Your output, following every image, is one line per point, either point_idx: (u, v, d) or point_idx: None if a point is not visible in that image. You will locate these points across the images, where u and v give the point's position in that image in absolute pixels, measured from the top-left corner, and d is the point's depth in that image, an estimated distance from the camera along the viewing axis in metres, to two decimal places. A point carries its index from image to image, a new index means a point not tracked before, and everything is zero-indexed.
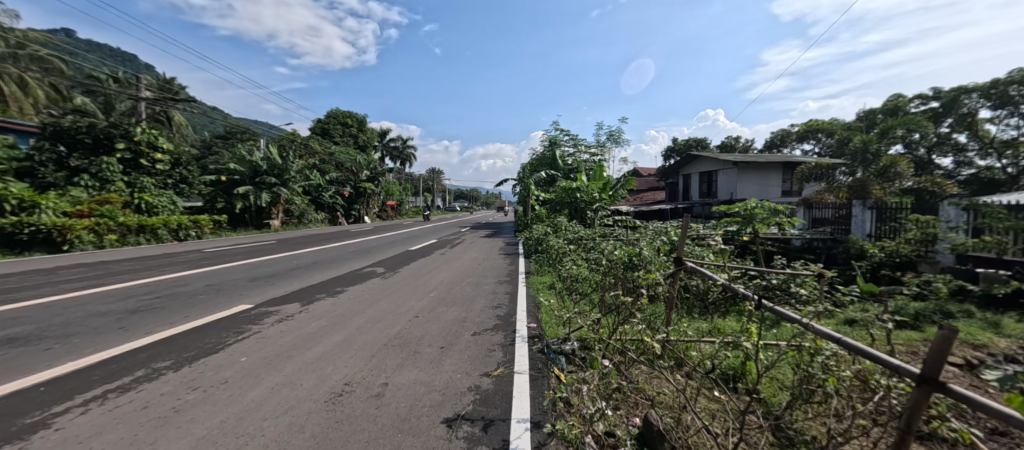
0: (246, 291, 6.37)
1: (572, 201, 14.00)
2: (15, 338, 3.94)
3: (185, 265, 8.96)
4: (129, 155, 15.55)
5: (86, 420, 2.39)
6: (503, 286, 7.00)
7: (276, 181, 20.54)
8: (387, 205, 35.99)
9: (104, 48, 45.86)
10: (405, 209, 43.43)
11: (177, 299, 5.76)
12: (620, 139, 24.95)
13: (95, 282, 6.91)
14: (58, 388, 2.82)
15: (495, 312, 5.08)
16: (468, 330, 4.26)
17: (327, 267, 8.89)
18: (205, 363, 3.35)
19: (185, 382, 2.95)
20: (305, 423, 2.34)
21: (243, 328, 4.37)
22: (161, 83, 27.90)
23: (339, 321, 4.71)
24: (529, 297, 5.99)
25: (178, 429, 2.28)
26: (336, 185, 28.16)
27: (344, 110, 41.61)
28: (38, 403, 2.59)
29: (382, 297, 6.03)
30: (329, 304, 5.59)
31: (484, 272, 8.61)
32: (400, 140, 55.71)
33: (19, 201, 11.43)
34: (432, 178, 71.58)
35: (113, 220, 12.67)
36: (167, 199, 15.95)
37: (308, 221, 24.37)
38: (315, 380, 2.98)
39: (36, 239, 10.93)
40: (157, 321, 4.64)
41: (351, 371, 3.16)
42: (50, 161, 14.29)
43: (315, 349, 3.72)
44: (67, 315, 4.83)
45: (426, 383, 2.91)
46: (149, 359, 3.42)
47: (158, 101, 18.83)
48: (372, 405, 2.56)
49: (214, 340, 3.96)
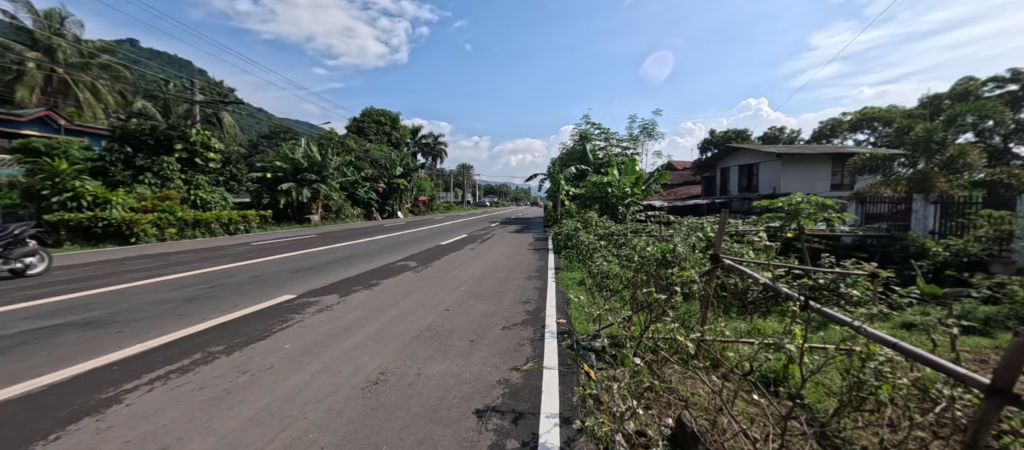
0: (289, 282, 6.73)
1: (603, 196, 13.73)
2: (90, 321, 4.37)
3: (235, 257, 9.58)
4: (186, 155, 16.76)
5: (151, 397, 2.61)
6: (532, 281, 7.00)
7: (315, 178, 21.46)
8: (418, 201, 36.90)
9: (162, 55, 49.56)
10: (437, 204, 44.33)
11: (228, 288, 6.18)
12: (653, 132, 24.23)
13: (156, 272, 7.51)
14: (127, 368, 3.09)
15: (524, 307, 5.10)
16: (497, 325, 4.29)
17: (363, 261, 9.23)
18: (251, 349, 3.56)
19: (237, 366, 3.16)
20: (342, 408, 2.44)
21: (287, 317, 4.63)
22: (212, 87, 29.82)
23: (374, 312, 4.90)
24: (558, 293, 5.93)
25: (229, 409, 2.44)
26: (371, 181, 29.27)
27: (376, 108, 42.79)
28: (111, 381, 2.86)
29: (414, 291, 6.20)
30: (364, 296, 5.81)
31: (513, 266, 8.67)
32: (432, 137, 56.70)
33: (94, 197, 12.66)
34: (462, 174, 72.66)
35: (173, 215, 13.77)
36: (219, 195, 17.22)
37: (345, 216, 25.40)
38: (351, 368, 3.11)
39: (108, 232, 12.08)
40: (211, 308, 5.00)
41: (387, 360, 3.28)
42: (119, 161, 15.56)
43: (351, 339, 3.87)
44: (133, 301, 5.29)
45: (456, 375, 2.96)
46: (204, 343, 3.68)
47: (210, 103, 20.08)
48: (404, 394, 2.64)
49: (261, 327, 4.21)
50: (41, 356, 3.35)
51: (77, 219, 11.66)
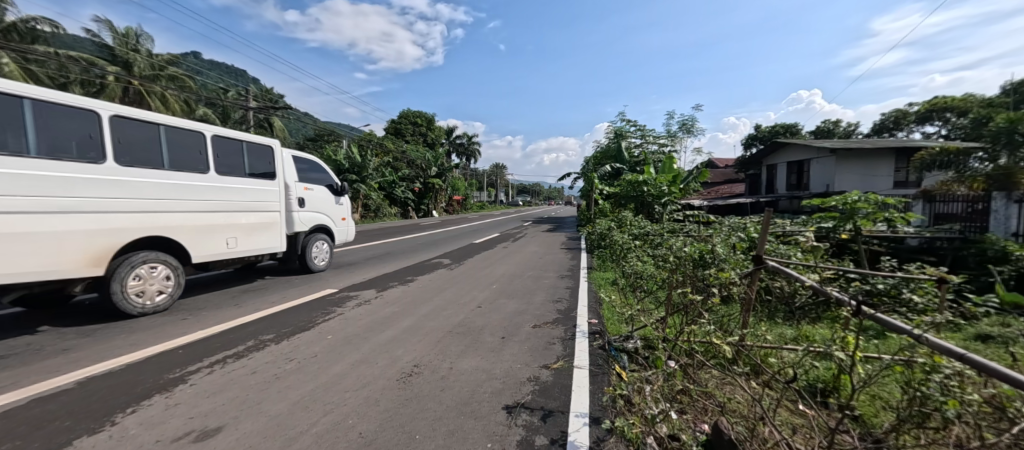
0: (331, 277, 7.08)
1: (638, 195, 13.43)
2: (161, 309, 4.82)
3: None
4: None
5: (211, 378, 2.85)
6: (564, 280, 6.97)
7: (356, 178, 22.40)
8: (453, 200, 37.62)
9: (220, 65, 53.44)
10: (470, 204, 44.96)
11: (277, 281, 6.61)
12: (693, 128, 23.36)
13: None
14: (191, 351, 3.39)
15: (555, 306, 5.09)
16: (529, 323, 4.31)
17: (400, 258, 9.55)
18: (297, 338, 3.79)
19: (284, 353, 3.39)
20: (380, 397, 2.56)
21: (329, 310, 4.89)
22: (264, 93, 31.83)
23: (410, 307, 5.06)
24: (590, 293, 5.86)
25: (278, 393, 2.62)
26: (407, 181, 30.17)
27: (413, 110, 44.00)
28: (178, 362, 3.16)
29: (448, 287, 6.35)
30: (400, 291, 6.03)
31: (545, 266, 8.65)
32: (466, 137, 57.61)
33: None
34: (495, 174, 73.29)
35: None
36: None
37: (382, 215, 26.33)
38: (387, 360, 3.24)
39: None
40: (262, 300, 5.37)
41: (421, 353, 3.39)
42: None
43: (388, 332, 4.03)
44: (196, 291, 5.78)
45: (487, 370, 3.01)
46: (256, 332, 3.97)
47: (262, 109, 21.43)
48: (437, 386, 2.72)
49: (306, 319, 4.48)
50: (120, 338, 3.74)
51: None
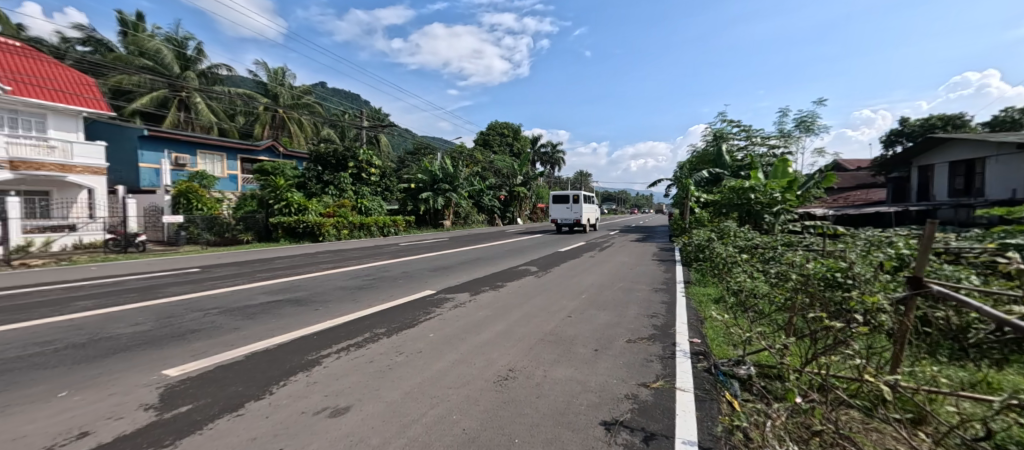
0: (430, 279, 7.67)
1: (743, 202, 11.92)
2: (299, 299, 5.74)
3: (388, 255, 11.40)
4: (355, 171, 20.61)
5: (339, 363, 3.29)
6: (658, 294, 6.56)
7: (448, 187, 24.07)
8: (537, 208, 38.02)
9: (341, 91, 62.12)
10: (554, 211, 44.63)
11: (385, 281, 7.40)
12: (812, 126, 20.35)
13: (336, 264, 9.44)
14: (323, 338, 3.97)
15: (651, 321, 4.81)
16: (622, 336, 4.15)
17: (490, 263, 9.96)
18: (404, 334, 4.18)
19: (395, 347, 3.75)
20: (479, 398, 2.67)
21: (430, 309, 5.31)
22: (374, 114, 36.07)
23: (501, 312, 5.23)
24: (690, 310, 5.41)
25: (391, 382, 2.91)
26: (494, 190, 31.41)
27: (501, 121, 45.73)
28: (313, 346, 3.71)
29: (537, 294, 6.43)
30: (492, 296, 6.28)
31: (636, 277, 8.24)
32: (551, 145, 57.93)
33: (297, 205, 16.54)
34: (580, 181, 72.36)
35: (345, 220, 17.33)
36: (376, 203, 20.70)
37: (471, 221, 27.77)
38: (484, 362, 3.38)
39: (305, 231, 15.96)
40: (374, 296, 6.05)
41: (516, 358, 3.46)
42: (313, 177, 19.90)
43: (483, 334, 4.22)
44: (323, 286, 6.74)
45: (581, 382, 2.96)
46: (372, 325, 4.48)
47: (372, 128, 24.19)
48: (533, 393, 2.76)
49: (411, 316, 4.92)
50: (271, 322, 4.53)
51: (287, 222, 15.84)
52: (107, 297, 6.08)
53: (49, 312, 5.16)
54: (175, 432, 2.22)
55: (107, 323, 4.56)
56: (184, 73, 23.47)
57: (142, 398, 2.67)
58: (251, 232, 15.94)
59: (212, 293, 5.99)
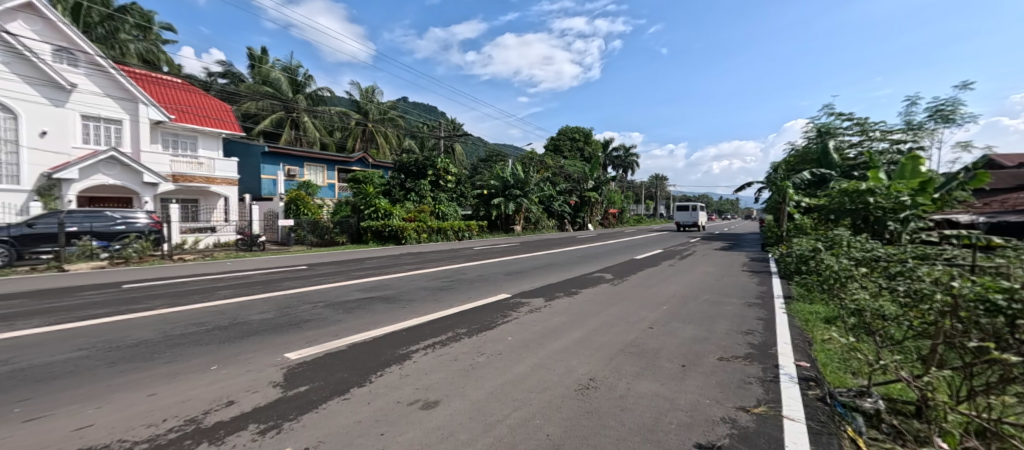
0: (505, 282, 7.84)
1: (860, 207, 10.30)
2: (388, 297, 6.24)
3: (464, 259, 11.92)
4: (434, 178, 21.91)
5: (426, 359, 3.50)
6: (752, 309, 5.93)
7: (519, 193, 24.49)
8: (608, 213, 36.99)
9: (421, 103, 66.70)
10: (627, 217, 43.05)
11: (463, 283, 7.74)
12: (951, 115, 16.97)
13: (417, 266, 10.11)
14: (410, 334, 4.27)
15: (745, 338, 4.37)
16: (712, 353, 3.83)
17: (563, 269, 9.89)
18: (484, 335, 4.33)
19: (476, 347, 3.89)
20: (561, 405, 2.65)
21: (507, 313, 5.42)
22: (451, 125, 38.18)
23: (577, 319, 5.15)
24: (794, 330, 4.80)
25: (475, 381, 3.02)
26: (564, 195, 31.29)
27: (572, 126, 45.46)
28: (402, 341, 4.01)
29: (615, 303, 6.22)
30: (567, 302, 6.22)
31: (724, 289, 7.56)
32: (624, 149, 56.01)
33: (383, 210, 18.05)
34: (655, 185, 68.87)
35: (424, 224, 18.56)
36: (452, 208, 21.81)
37: (541, 227, 27.91)
38: (564, 369, 3.35)
39: (390, 234, 17.45)
40: (453, 297, 6.37)
41: (596, 368, 3.38)
42: (397, 185, 21.56)
43: (561, 340, 4.20)
44: (407, 286, 7.24)
45: (668, 398, 2.79)
46: (453, 325, 4.70)
47: (449, 137, 25.51)
48: (616, 405, 2.66)
49: (489, 319, 5.07)
50: (366, 317, 4.99)
51: (375, 225, 17.43)
52: (238, 288, 7.22)
53: (199, 299, 6.27)
54: (297, 409, 2.56)
55: (238, 310, 5.40)
56: (296, 96, 27.11)
57: (270, 376, 3.12)
58: (345, 235, 17.64)
59: (316, 290, 6.76)
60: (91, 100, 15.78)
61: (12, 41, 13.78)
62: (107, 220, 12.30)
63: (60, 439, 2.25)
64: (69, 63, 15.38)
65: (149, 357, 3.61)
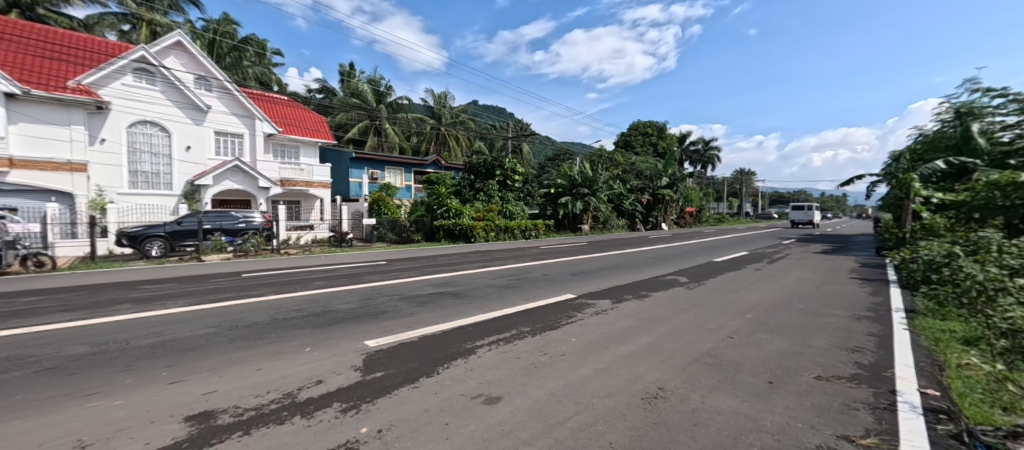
0: (571, 282, 7.71)
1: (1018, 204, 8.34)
2: (456, 293, 6.47)
3: (530, 257, 11.98)
4: (502, 178, 22.34)
5: (490, 355, 3.55)
6: (861, 322, 5.11)
7: (587, 191, 24.00)
8: (685, 212, 34.61)
9: (492, 105, 68.53)
10: (706, 216, 39.91)
11: (528, 281, 7.76)
12: None
13: (485, 264, 10.37)
14: (475, 330, 4.36)
15: (850, 356, 3.78)
16: (807, 371, 3.36)
17: (633, 271, 9.46)
18: (548, 335, 4.28)
19: (539, 346, 3.85)
20: (625, 412, 2.51)
21: (572, 313, 5.32)
22: (519, 125, 38.65)
23: (646, 324, 4.88)
24: (919, 350, 4.02)
25: (538, 381, 2.99)
26: (635, 193, 30.03)
27: (644, 121, 43.44)
28: (467, 336, 4.11)
29: (690, 308, 5.77)
30: (637, 305, 5.92)
31: (825, 299, 6.62)
32: (703, 142, 52.11)
33: (454, 209, 18.84)
34: (739, 181, 62.97)
35: (492, 223, 19.04)
36: (519, 208, 22.08)
37: (611, 226, 26.98)
38: (630, 375, 3.18)
39: (460, 233, 18.20)
40: (518, 296, 6.41)
41: (666, 377, 3.15)
42: (466, 185, 22.32)
43: (629, 345, 4.00)
44: (474, 283, 7.44)
45: (751, 417, 2.50)
46: (517, 323, 4.71)
47: (516, 137, 25.76)
48: (688, 419, 2.45)
49: (554, 318, 5.00)
50: (436, 311, 5.22)
51: (447, 224, 18.27)
52: (329, 280, 8.04)
53: (298, 288, 7.09)
54: (373, 393, 2.75)
55: (327, 300, 5.97)
56: (378, 105, 29.43)
57: (352, 360, 3.40)
58: (420, 233, 18.72)
59: (392, 284, 7.25)
60: (221, 118, 18.63)
61: (168, 73, 16.83)
62: (233, 218, 14.40)
63: (192, 400, 2.67)
64: (206, 89, 18.40)
65: (258, 337, 4.14)
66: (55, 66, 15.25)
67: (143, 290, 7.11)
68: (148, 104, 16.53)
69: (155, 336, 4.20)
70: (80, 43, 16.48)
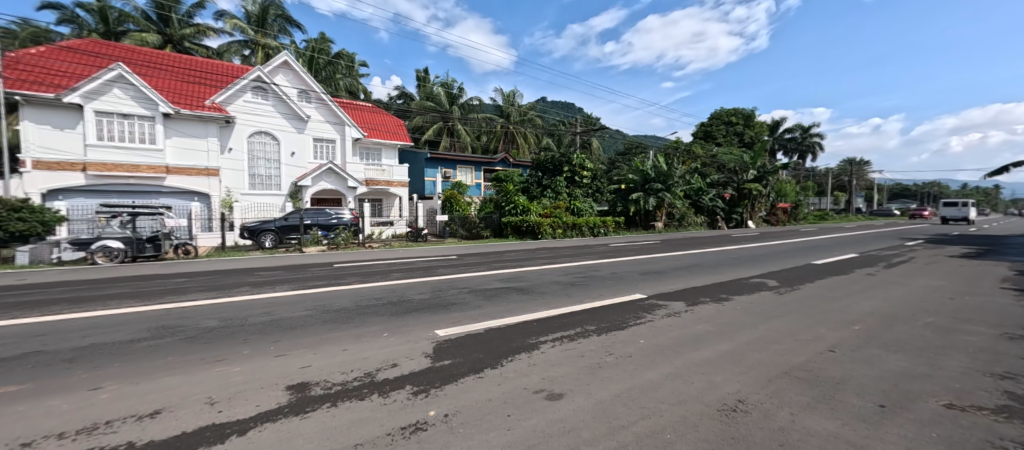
0: (641, 282, 7.37)
1: None
2: (522, 289, 6.53)
3: (599, 255, 11.67)
4: (570, 175, 22.07)
5: (553, 352, 3.53)
6: (1013, 344, 4.16)
7: (661, 187, 22.73)
8: (777, 209, 31.05)
9: (561, 101, 67.95)
10: (804, 213, 35.40)
11: (595, 279, 7.58)
12: None
13: (552, 260, 10.33)
14: (539, 325, 4.37)
15: (995, 384, 3.10)
16: (932, 396, 2.84)
17: (712, 272, 8.76)
18: (614, 335, 4.15)
19: (604, 346, 3.75)
20: (698, 423, 2.33)
21: (641, 314, 5.08)
22: (589, 120, 37.84)
23: (727, 329, 4.49)
24: None
25: (602, 381, 2.91)
26: (716, 188, 27.78)
27: (728, 109, 39.92)
28: (532, 332, 4.14)
29: (780, 315, 5.18)
30: (716, 309, 5.47)
31: (961, 313, 5.51)
32: (800, 130, 46.35)
33: (522, 207, 19.08)
34: (846, 173, 54.94)
35: (560, 220, 18.92)
36: (588, 204, 21.69)
37: (687, 224, 25.23)
38: (705, 384, 2.95)
39: (527, 229, 18.37)
40: (585, 293, 6.28)
41: (747, 389, 2.87)
42: (534, 182, 22.38)
43: (704, 351, 3.72)
44: (541, 280, 7.45)
45: (854, 444, 2.17)
46: (582, 321, 4.63)
47: (585, 133, 25.20)
48: (772, 437, 2.21)
49: (621, 318, 4.83)
50: (502, 305, 5.33)
51: (514, 221, 18.55)
52: (406, 272, 8.62)
53: (379, 279, 7.71)
54: (441, 379, 2.89)
55: (402, 291, 6.40)
56: (450, 107, 30.78)
57: (424, 347, 3.62)
58: (489, 229, 19.27)
59: (462, 278, 7.55)
60: (317, 126, 20.80)
61: (279, 90, 19.26)
62: (328, 215, 16.08)
63: (293, 372, 3.05)
64: (306, 102, 20.70)
65: (346, 321, 4.59)
66: (196, 89, 18.29)
67: (257, 276, 8.27)
68: (261, 117, 19.04)
69: (265, 315, 4.87)
70: (213, 68, 19.58)
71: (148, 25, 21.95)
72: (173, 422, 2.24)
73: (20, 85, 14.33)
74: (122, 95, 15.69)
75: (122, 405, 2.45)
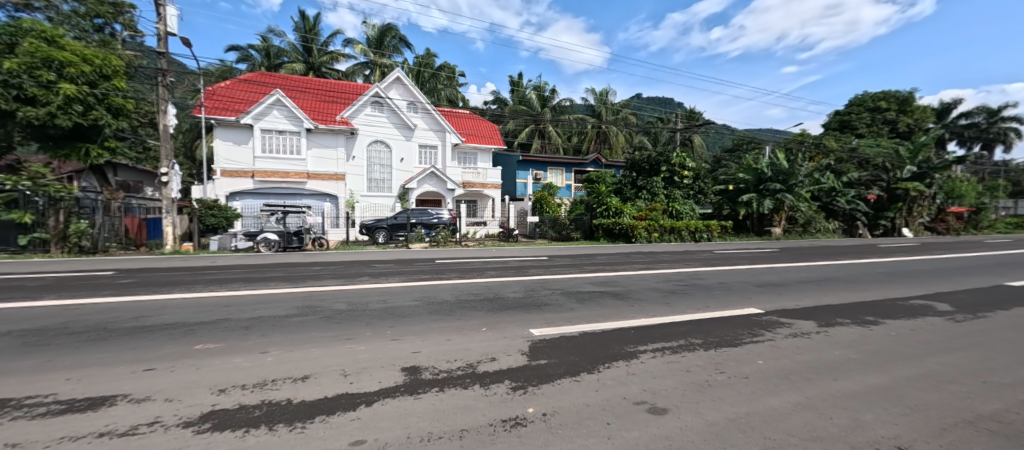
0: (757, 295, 6.53)
1: None
2: (617, 294, 6.30)
3: (702, 262, 10.66)
4: (668, 174, 20.60)
5: (655, 363, 3.33)
6: None
7: (780, 187, 19.87)
8: (944, 213, 24.85)
9: (659, 98, 63.97)
10: (988, 219, 27.65)
11: (700, 288, 6.94)
12: None
13: (649, 266, 9.76)
14: (637, 333, 4.16)
15: None
16: None
17: (851, 288, 7.36)
18: (726, 351, 3.75)
19: (714, 363, 3.41)
20: None
21: (757, 331, 4.51)
22: (690, 116, 35.02)
23: (875, 359, 3.73)
24: None
25: (713, 401, 2.65)
26: (855, 187, 23.35)
27: (873, 93, 33.33)
28: (629, 339, 3.96)
29: (954, 348, 4.12)
30: (858, 333, 4.59)
31: None
32: (983, 114, 36.49)
33: (615, 209, 18.47)
34: None
35: (656, 223, 17.82)
36: (688, 207, 20.20)
37: (815, 230, 21.66)
38: (849, 422, 2.48)
39: (620, 232, 17.70)
40: (689, 303, 5.79)
41: (910, 435, 2.35)
42: (627, 183, 21.28)
43: (845, 382, 3.14)
44: (637, 285, 7.08)
45: None
46: (686, 333, 4.28)
47: (686, 129, 23.11)
48: None
49: (733, 334, 4.34)
50: (597, 309, 5.21)
51: (607, 223, 18.00)
52: (500, 270, 8.96)
53: (475, 276, 8.15)
54: (538, 378, 2.94)
55: (496, 288, 6.66)
56: (543, 109, 31.18)
57: (520, 345, 3.71)
58: (579, 231, 19.02)
59: (553, 279, 7.58)
60: (423, 134, 22.79)
61: (392, 102, 21.68)
62: (429, 215, 17.64)
63: (405, 356, 3.38)
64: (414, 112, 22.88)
65: (447, 313, 4.94)
66: (331, 107, 21.51)
67: (374, 268, 9.42)
68: (379, 128, 21.56)
69: (382, 303, 5.50)
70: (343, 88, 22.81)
71: (297, 56, 26.48)
72: (318, 387, 2.65)
73: (216, 114, 18.53)
74: (280, 115, 19.22)
75: (282, 368, 3.00)
